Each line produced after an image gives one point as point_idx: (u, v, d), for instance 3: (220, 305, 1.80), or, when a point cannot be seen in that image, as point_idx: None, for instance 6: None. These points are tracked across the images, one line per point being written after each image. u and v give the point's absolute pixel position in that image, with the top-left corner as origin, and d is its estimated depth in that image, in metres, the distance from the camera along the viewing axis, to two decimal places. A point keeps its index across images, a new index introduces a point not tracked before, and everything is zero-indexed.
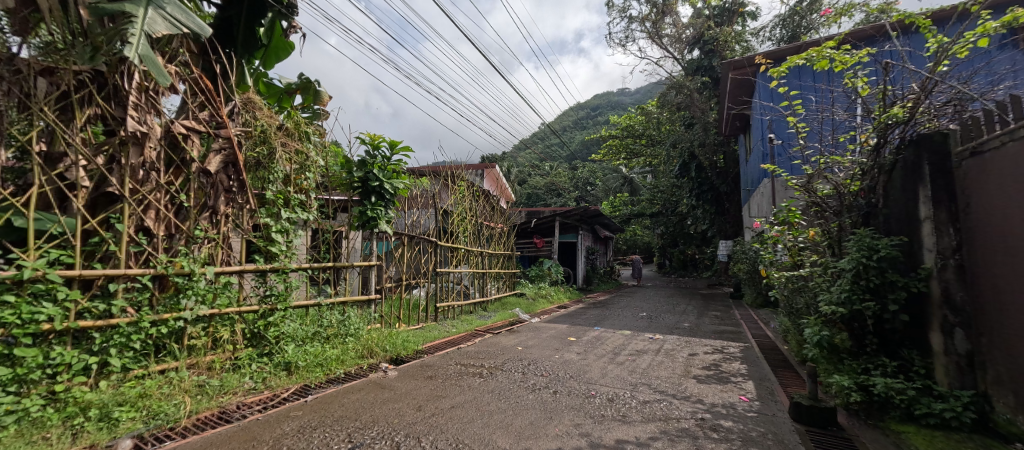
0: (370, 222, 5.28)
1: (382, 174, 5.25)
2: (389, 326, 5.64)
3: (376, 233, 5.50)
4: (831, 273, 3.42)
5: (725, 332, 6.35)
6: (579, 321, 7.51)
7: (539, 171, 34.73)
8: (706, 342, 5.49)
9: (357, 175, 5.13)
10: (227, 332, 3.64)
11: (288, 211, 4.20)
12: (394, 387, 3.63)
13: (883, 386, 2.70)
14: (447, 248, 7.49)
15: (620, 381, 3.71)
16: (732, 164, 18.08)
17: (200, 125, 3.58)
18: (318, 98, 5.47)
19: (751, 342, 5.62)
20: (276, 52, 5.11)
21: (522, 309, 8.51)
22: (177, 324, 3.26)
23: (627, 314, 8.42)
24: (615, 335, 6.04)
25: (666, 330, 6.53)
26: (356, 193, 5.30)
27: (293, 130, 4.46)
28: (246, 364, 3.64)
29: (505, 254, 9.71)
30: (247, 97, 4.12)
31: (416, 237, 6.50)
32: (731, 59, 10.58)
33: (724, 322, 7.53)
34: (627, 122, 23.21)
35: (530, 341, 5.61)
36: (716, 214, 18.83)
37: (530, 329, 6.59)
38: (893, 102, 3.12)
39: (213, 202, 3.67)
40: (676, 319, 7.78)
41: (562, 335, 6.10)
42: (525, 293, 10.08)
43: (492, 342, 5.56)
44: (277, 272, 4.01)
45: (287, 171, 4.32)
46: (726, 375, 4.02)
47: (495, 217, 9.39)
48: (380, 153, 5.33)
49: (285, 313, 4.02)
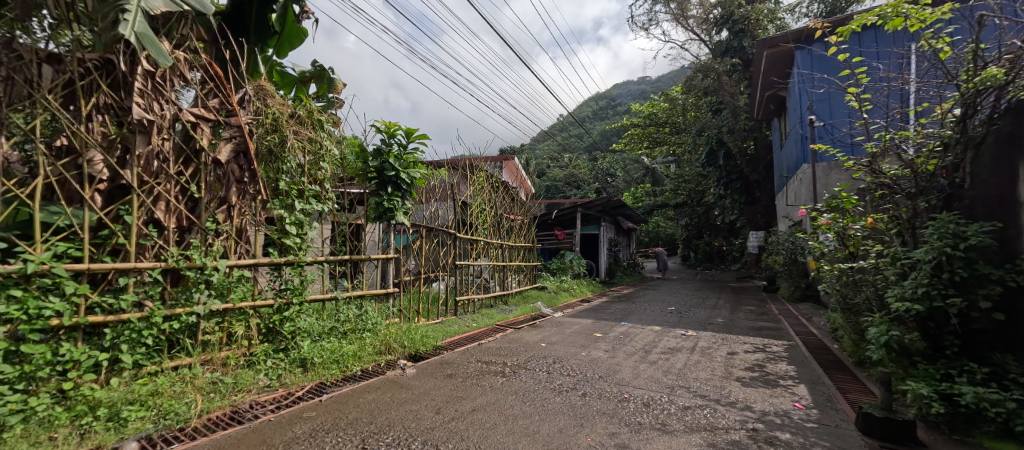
0: (387, 213, 5.10)
1: (398, 164, 5.07)
2: (408, 321, 5.48)
3: (392, 226, 5.33)
4: (902, 266, 3.11)
5: (764, 328, 5.95)
6: (603, 315, 7.21)
7: (559, 163, 34.24)
8: (744, 339, 5.13)
9: (372, 164, 4.95)
10: (242, 327, 3.46)
11: (302, 202, 4.04)
12: (411, 386, 3.42)
13: (973, 397, 2.35)
14: (467, 240, 7.30)
15: (657, 384, 3.43)
16: (763, 151, 17.27)
17: (210, 113, 3.41)
18: (332, 86, 5.30)
19: (794, 340, 5.21)
20: (288, 39, 4.94)
21: (544, 303, 8.26)
22: (190, 319, 3.10)
23: (654, 307, 8.06)
24: (644, 331, 5.73)
25: (698, 326, 6.17)
26: (372, 184, 5.13)
27: (306, 118, 4.27)
28: (261, 360, 3.47)
29: (526, 246, 9.46)
30: (258, 85, 3.94)
31: (434, 229, 6.30)
32: (767, 36, 10.02)
33: (760, 317, 7.10)
34: (650, 110, 22.52)
35: (554, 337, 5.36)
36: (745, 204, 18.06)
37: (553, 323, 6.34)
38: (982, 64, 2.76)
39: (225, 193, 3.50)
40: (708, 313, 7.39)
41: (587, 331, 5.82)
42: (547, 287, 9.82)
43: (514, 338, 5.33)
44: (291, 266, 3.86)
45: (301, 161, 4.14)
46: (773, 377, 3.69)
47: (515, 208, 9.13)
48: (396, 142, 5.14)
49: (301, 308, 3.87)
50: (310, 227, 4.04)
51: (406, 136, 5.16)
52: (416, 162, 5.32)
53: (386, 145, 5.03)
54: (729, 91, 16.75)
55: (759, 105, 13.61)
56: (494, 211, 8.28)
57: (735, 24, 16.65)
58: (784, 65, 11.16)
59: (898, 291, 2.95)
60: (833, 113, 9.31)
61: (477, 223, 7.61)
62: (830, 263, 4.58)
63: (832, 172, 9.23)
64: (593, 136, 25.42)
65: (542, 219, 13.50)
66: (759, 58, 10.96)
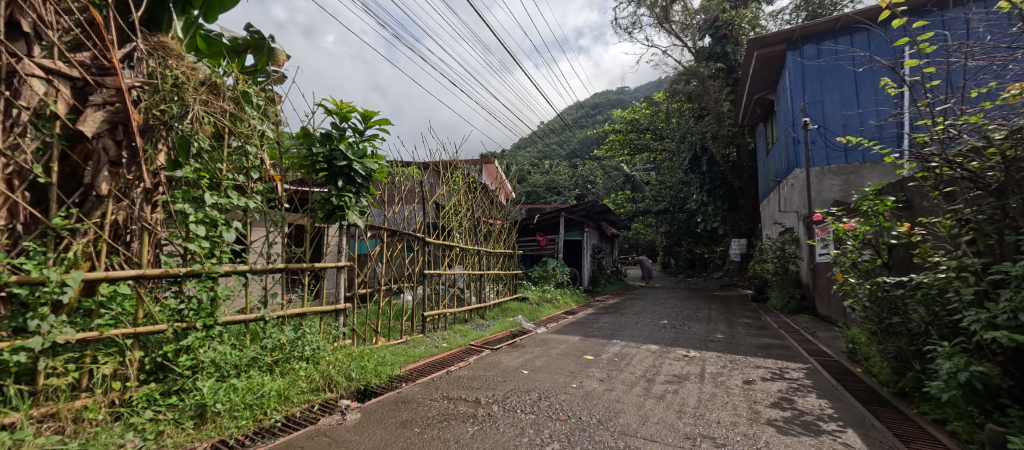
0: (336, 212, 4.21)
1: (351, 152, 4.21)
2: (363, 342, 4.60)
3: (343, 229, 4.41)
4: (983, 283, 2.54)
5: (772, 348, 5.32)
6: (591, 331, 6.44)
7: (540, 168, 33.65)
8: (755, 362, 4.47)
9: (317, 151, 4.06)
10: (111, 365, 2.53)
11: (217, 195, 3.13)
12: (349, 444, 2.55)
13: None
14: (440, 246, 6.47)
15: (674, 433, 2.68)
16: (746, 158, 17.06)
17: (73, 69, 2.48)
18: (273, 58, 4.38)
19: (810, 362, 4.58)
20: (220, 4, 3.79)
21: (525, 316, 7.46)
22: (18, 358, 2.13)
23: (645, 321, 7.37)
24: (640, 351, 5.01)
25: (699, 344, 5.50)
26: (320, 177, 4.24)
27: (229, 89, 3.34)
28: (138, 410, 2.54)
29: (506, 253, 8.64)
30: (158, 41, 2.99)
31: (399, 233, 5.43)
32: (759, 36, 9.49)
33: (762, 332, 6.49)
34: (632, 115, 22.14)
35: (538, 361, 4.55)
36: (728, 211, 17.78)
37: (536, 342, 5.55)
38: None
39: (91, 179, 2.56)
40: (704, 328, 6.72)
41: (575, 351, 5.04)
42: (528, 297, 9.01)
43: (491, 363, 4.49)
44: (196, 278, 2.94)
45: (218, 144, 3.24)
46: (810, 418, 3.02)
47: (493, 212, 8.30)
48: (350, 126, 4.27)
49: (208, 335, 2.95)
50: (228, 229, 3.15)
51: (362, 120, 4.30)
52: (376, 152, 4.47)
53: (337, 129, 4.17)
54: (713, 96, 16.37)
55: (746, 110, 13.22)
56: (470, 214, 7.44)
57: (718, 30, 16.34)
58: (772, 68, 10.67)
59: (985, 316, 2.39)
60: (826, 114, 9.08)
61: (451, 226, 6.76)
62: (858, 275, 3.95)
63: (825, 177, 8.85)
64: (574, 141, 24.92)
65: (523, 224, 12.72)
66: (747, 60, 10.40)
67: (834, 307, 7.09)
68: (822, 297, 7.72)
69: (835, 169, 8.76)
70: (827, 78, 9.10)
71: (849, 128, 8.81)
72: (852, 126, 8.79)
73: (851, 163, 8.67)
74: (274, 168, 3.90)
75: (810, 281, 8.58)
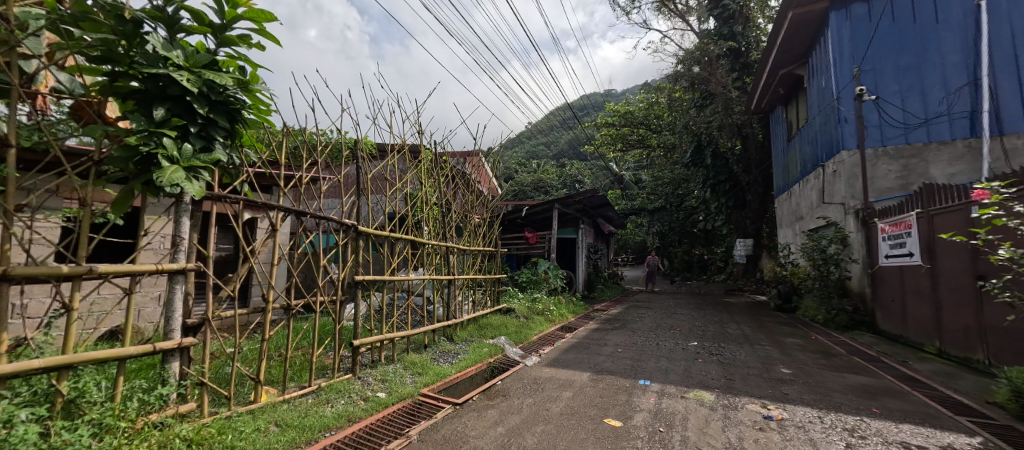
0: (148, 173, 2.23)
1: (186, 57, 2.28)
2: (225, 401, 2.67)
3: (182, 207, 2.46)
4: None
5: (882, 396, 3.52)
6: (603, 360, 4.57)
7: (527, 168, 31.59)
8: (894, 438, 2.66)
9: (116, 47, 2.14)
10: None
11: None
12: None
13: None
14: (392, 240, 4.56)
15: None
16: (754, 150, 15.50)
17: None
18: None
19: (976, 433, 2.79)
20: None
21: (510, 337, 5.56)
22: None
23: (669, 343, 5.54)
24: (692, 406, 3.16)
25: (770, 386, 3.68)
26: (126, 104, 2.27)
27: None
28: None
29: (485, 252, 6.72)
30: None
31: (316, 217, 3.47)
32: None
33: (836, 361, 4.70)
34: (626, 107, 20.45)
35: (531, 435, 2.67)
36: (734, 208, 16.18)
37: (526, 386, 3.66)
38: None
39: None
40: (755, 355, 4.90)
41: (587, 404, 3.19)
42: (514, 310, 7.10)
43: (449, 442, 2.59)
44: None
45: None
46: None
47: (470, 199, 6.38)
48: (186, 11, 2.33)
49: None
50: None
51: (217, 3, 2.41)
52: (247, 68, 2.58)
53: (157, 12, 2.25)
54: (720, 81, 14.73)
55: (765, 90, 11.41)
56: (437, 199, 5.50)
57: (725, 10, 14.93)
58: (804, 35, 8.89)
59: None
60: (881, 83, 7.40)
61: (407, 214, 4.82)
62: None
63: (879, 160, 7.17)
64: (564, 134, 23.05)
65: (509, 219, 10.85)
66: (778, 23, 8.55)
67: (913, 325, 5.44)
68: (890, 311, 6.02)
69: (891, 151, 7.12)
70: (881, 41, 7.44)
71: (909, 101, 7.20)
72: (912, 100, 7.19)
73: (911, 143, 7.06)
74: (32, 78, 2.08)
75: (863, 289, 6.88)
